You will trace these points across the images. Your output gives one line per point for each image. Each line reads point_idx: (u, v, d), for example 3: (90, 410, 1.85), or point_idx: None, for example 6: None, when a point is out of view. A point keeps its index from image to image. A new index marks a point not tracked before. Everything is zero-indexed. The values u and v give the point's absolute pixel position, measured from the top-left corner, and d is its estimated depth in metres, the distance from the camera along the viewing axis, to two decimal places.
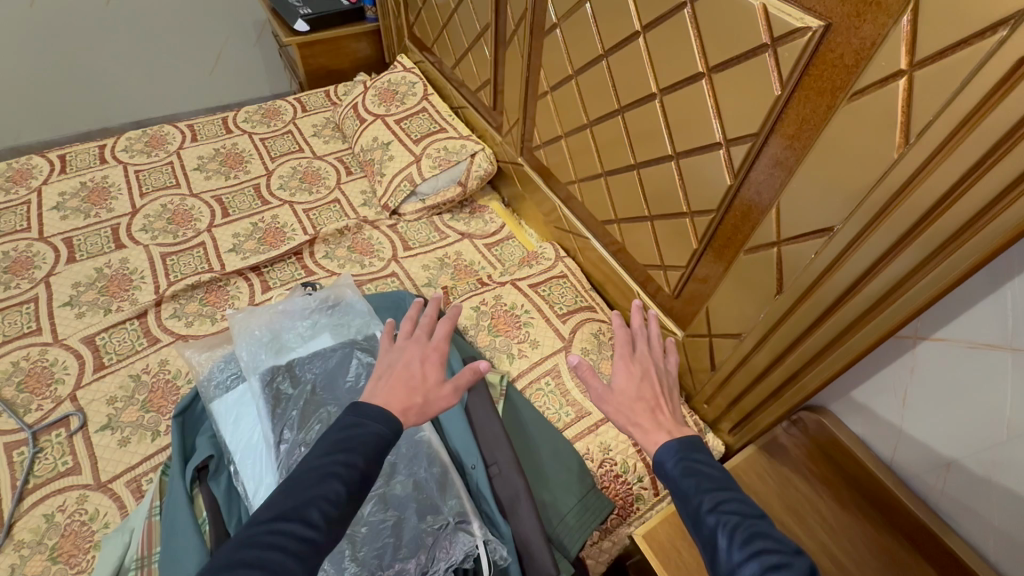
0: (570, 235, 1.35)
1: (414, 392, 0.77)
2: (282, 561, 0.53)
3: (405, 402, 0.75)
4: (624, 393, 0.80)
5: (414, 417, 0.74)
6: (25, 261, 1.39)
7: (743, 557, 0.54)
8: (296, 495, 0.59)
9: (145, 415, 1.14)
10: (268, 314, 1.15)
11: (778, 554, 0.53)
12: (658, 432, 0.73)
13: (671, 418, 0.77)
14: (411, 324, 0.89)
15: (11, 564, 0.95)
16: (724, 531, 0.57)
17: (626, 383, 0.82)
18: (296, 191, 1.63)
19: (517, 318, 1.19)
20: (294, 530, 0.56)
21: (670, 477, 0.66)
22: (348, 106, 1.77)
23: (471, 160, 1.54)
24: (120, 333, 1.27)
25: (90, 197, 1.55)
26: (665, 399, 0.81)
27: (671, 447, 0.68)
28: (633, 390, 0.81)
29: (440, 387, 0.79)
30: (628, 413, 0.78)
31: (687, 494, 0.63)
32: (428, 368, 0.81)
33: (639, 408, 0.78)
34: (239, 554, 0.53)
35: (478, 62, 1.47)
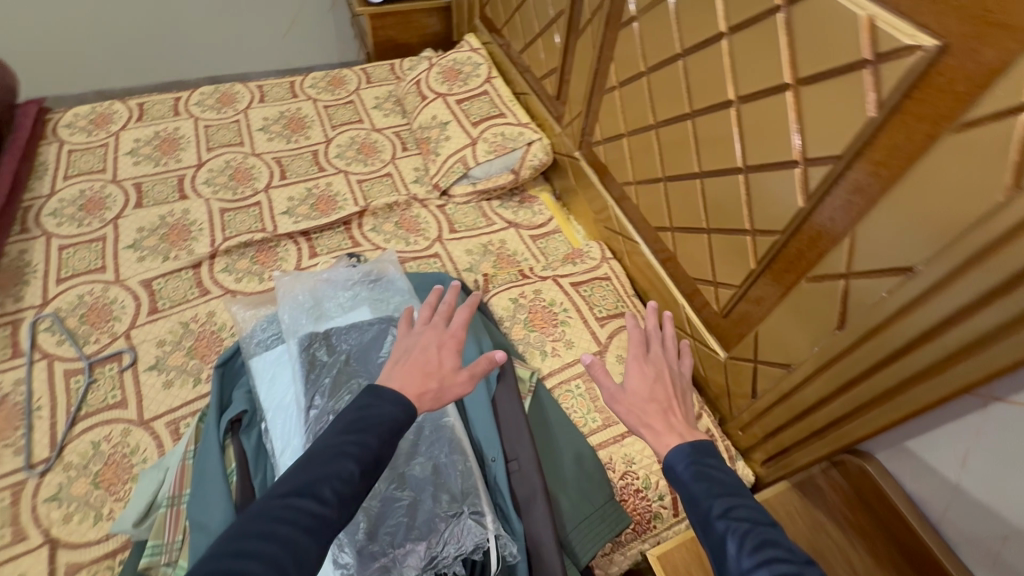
0: (620, 237, 1.31)
1: (428, 377, 0.79)
2: (293, 536, 0.55)
3: (422, 387, 0.77)
4: (636, 395, 0.84)
5: (429, 402, 0.77)
6: (98, 201, 1.47)
7: (753, 564, 0.56)
8: (310, 471, 0.60)
9: (190, 361, 1.19)
10: (313, 281, 1.17)
11: (788, 563, 0.55)
12: (669, 435, 0.77)
13: (682, 419, 0.81)
14: (430, 310, 0.91)
15: (60, 482, 1.02)
16: (734, 537, 0.59)
17: (639, 385, 0.86)
18: (352, 161, 1.65)
19: (555, 316, 1.18)
20: (307, 506, 0.57)
21: (679, 479, 0.69)
22: (411, 81, 1.77)
23: (527, 148, 1.53)
24: (176, 280, 1.33)
25: (161, 146, 1.62)
26: (677, 401, 0.84)
27: (682, 452, 0.71)
28: (646, 391, 0.84)
29: (457, 373, 0.81)
30: (640, 415, 0.81)
31: (696, 497, 0.65)
32: (446, 355, 0.82)
33: (651, 409, 0.82)
34: (253, 526, 0.55)
35: (547, 49, 1.44)
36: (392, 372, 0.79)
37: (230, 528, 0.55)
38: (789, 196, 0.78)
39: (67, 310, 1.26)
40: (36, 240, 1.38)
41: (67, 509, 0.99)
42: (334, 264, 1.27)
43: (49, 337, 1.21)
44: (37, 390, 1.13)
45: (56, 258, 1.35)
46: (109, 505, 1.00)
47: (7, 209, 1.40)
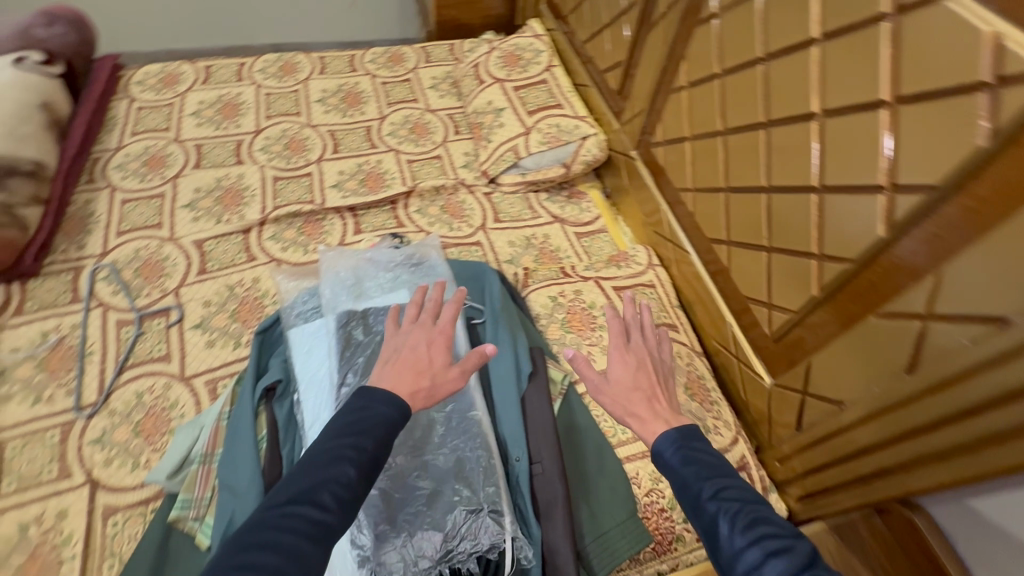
0: (669, 244, 1.26)
1: (420, 374, 0.77)
2: (297, 543, 0.57)
3: (415, 386, 0.76)
4: (620, 384, 0.81)
5: (422, 400, 0.76)
6: (160, 159, 1.52)
7: (745, 542, 0.58)
8: (307, 479, 0.62)
9: (232, 324, 1.23)
10: (355, 258, 1.18)
11: (778, 537, 0.57)
12: (656, 423, 0.76)
13: (668, 406, 0.79)
14: (415, 309, 0.88)
15: (104, 427, 1.07)
16: (726, 516, 0.60)
17: (623, 373, 0.83)
18: (403, 140, 1.65)
19: (593, 319, 1.16)
20: (307, 513, 0.59)
21: (667, 463, 0.70)
22: (469, 64, 1.75)
23: (581, 143, 1.49)
24: (226, 244, 1.36)
25: (223, 110, 1.66)
26: (660, 389, 0.82)
27: (670, 439, 0.71)
28: (630, 380, 0.82)
29: (448, 370, 0.79)
30: (625, 403, 0.79)
31: (685, 481, 0.67)
32: (437, 351, 0.81)
33: (636, 398, 0.79)
34: (256, 536, 0.57)
35: (614, 41, 1.38)
36: (383, 372, 0.78)
37: (230, 541, 0.57)
38: (869, 221, 0.72)
39: (123, 262, 1.31)
40: (101, 191, 1.44)
41: (109, 453, 1.04)
42: (378, 244, 1.28)
43: (106, 287, 1.26)
44: (91, 335, 1.19)
45: (118, 210, 1.40)
46: (147, 454, 1.05)
47: (77, 159, 1.47)
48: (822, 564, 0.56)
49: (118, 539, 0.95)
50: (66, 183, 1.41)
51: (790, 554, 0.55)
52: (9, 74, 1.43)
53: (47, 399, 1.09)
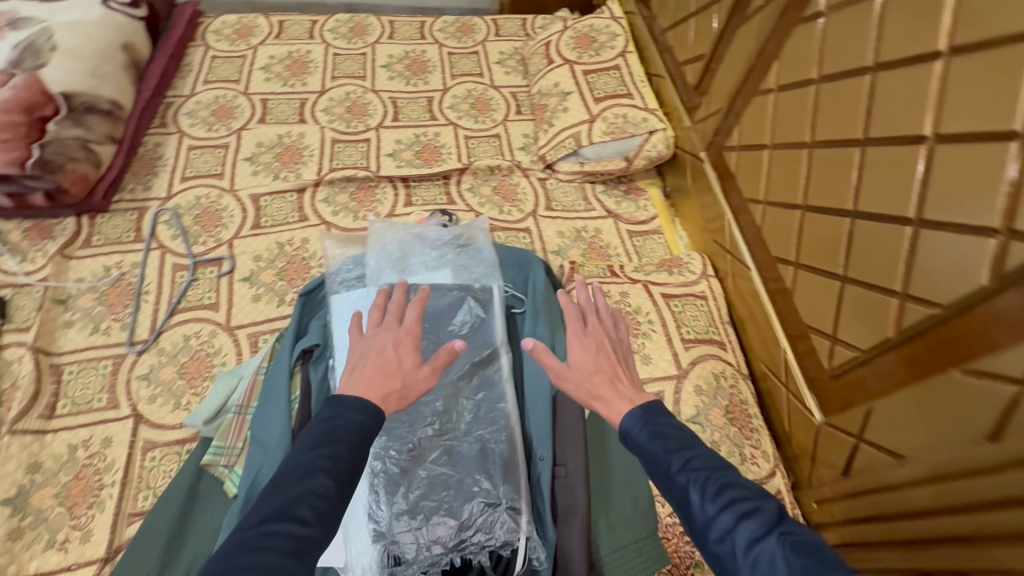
0: (729, 255, 1.19)
1: (389, 378, 0.78)
2: (281, 562, 0.56)
3: (388, 391, 0.76)
4: (580, 368, 0.78)
5: (394, 403, 0.76)
6: (228, 109, 1.55)
7: (717, 509, 0.60)
8: (283, 496, 0.61)
9: (279, 281, 1.25)
10: (402, 231, 1.16)
11: (747, 500, 0.60)
12: (619, 403, 0.75)
13: (632, 385, 0.78)
14: (379, 312, 0.88)
15: (151, 365, 1.12)
16: (696, 486, 0.62)
17: (583, 356, 0.79)
18: (464, 115, 1.62)
19: (637, 325, 1.10)
20: (288, 530, 0.58)
21: (633, 440, 0.70)
22: (540, 42, 1.68)
23: (647, 137, 1.42)
24: (281, 201, 1.39)
25: (292, 67, 1.67)
26: (621, 369, 0.80)
27: (635, 416, 0.71)
28: (590, 363, 0.79)
29: (415, 371, 0.80)
30: (588, 387, 0.76)
31: (651, 455, 0.68)
32: (405, 351, 0.81)
33: (598, 380, 0.77)
34: (235, 562, 0.55)
35: (698, 33, 1.29)
36: (353, 381, 0.77)
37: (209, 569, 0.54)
38: (971, 269, 0.65)
39: (184, 208, 1.35)
40: (170, 136, 1.48)
41: (154, 390, 1.09)
42: (427, 219, 1.26)
43: (166, 230, 1.31)
44: (148, 275, 1.24)
45: (185, 156, 1.45)
46: (187, 396, 1.09)
47: (152, 102, 1.51)
48: (788, 516, 0.59)
49: (153, 473, 1.00)
50: (139, 124, 1.46)
51: (758, 513, 0.58)
52: (97, 12, 1.47)
53: (103, 331, 1.15)
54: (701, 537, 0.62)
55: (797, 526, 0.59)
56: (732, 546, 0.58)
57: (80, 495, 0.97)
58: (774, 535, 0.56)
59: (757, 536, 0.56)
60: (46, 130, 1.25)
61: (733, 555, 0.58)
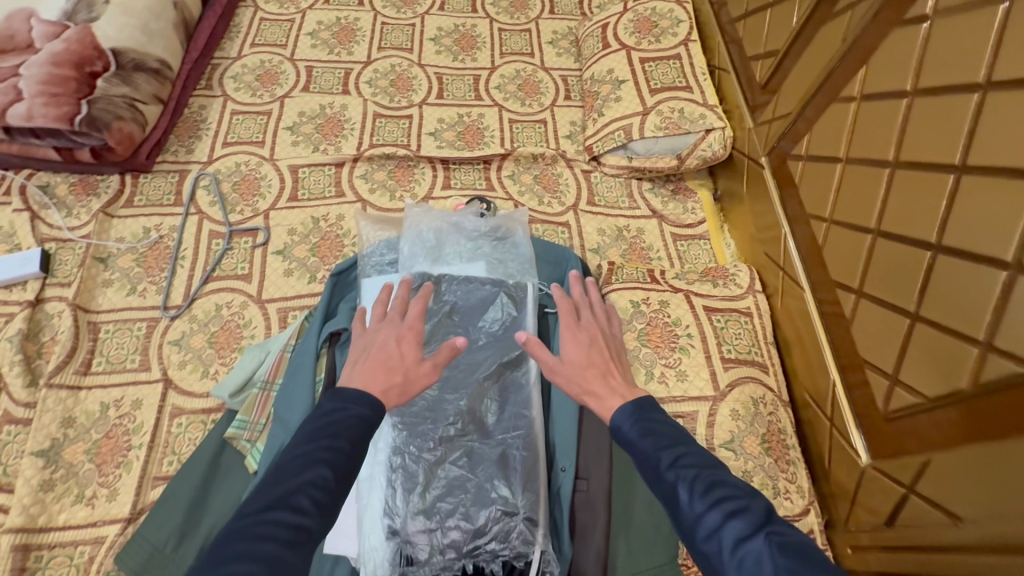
0: (781, 271, 1.12)
1: (389, 372, 0.78)
2: (277, 552, 0.56)
3: (389, 384, 0.77)
4: (573, 364, 0.82)
5: (395, 397, 0.77)
6: (273, 75, 1.53)
7: (705, 506, 0.62)
8: (282, 486, 0.61)
9: (311, 258, 1.24)
10: (438, 217, 1.12)
11: (735, 499, 0.62)
12: (611, 398, 0.78)
13: (623, 381, 0.81)
14: (382, 308, 0.89)
15: (183, 331, 1.13)
16: (685, 484, 0.64)
17: (575, 350, 0.84)
18: (511, 96, 1.55)
19: (675, 337, 1.05)
20: (286, 520, 0.58)
21: (624, 435, 0.72)
22: (597, 23, 1.59)
23: (703, 135, 1.33)
24: (319, 174, 1.36)
25: (339, 34, 1.63)
26: (612, 365, 0.84)
27: (626, 412, 0.74)
28: (584, 358, 0.83)
29: (416, 367, 0.81)
30: (581, 381, 0.80)
31: (640, 451, 0.70)
32: (405, 347, 0.82)
33: (590, 374, 0.81)
34: (233, 549, 0.55)
35: (773, 26, 1.19)
36: (354, 376, 0.78)
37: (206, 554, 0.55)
38: None
39: (224, 174, 1.34)
40: (215, 99, 1.47)
41: (184, 356, 1.10)
42: (465, 207, 1.21)
43: (205, 195, 1.31)
44: (185, 240, 1.24)
45: (227, 121, 1.43)
46: (216, 365, 1.10)
47: (199, 62, 1.50)
48: (774, 516, 0.61)
49: (179, 439, 1.02)
50: (185, 85, 1.45)
51: (746, 513, 0.60)
52: None
53: (140, 293, 1.16)
54: (688, 534, 0.63)
55: (786, 528, 0.60)
56: (720, 544, 0.60)
57: (109, 454, 0.99)
58: (762, 534, 0.58)
59: (745, 535, 0.58)
60: (95, 86, 1.25)
61: (720, 554, 0.60)
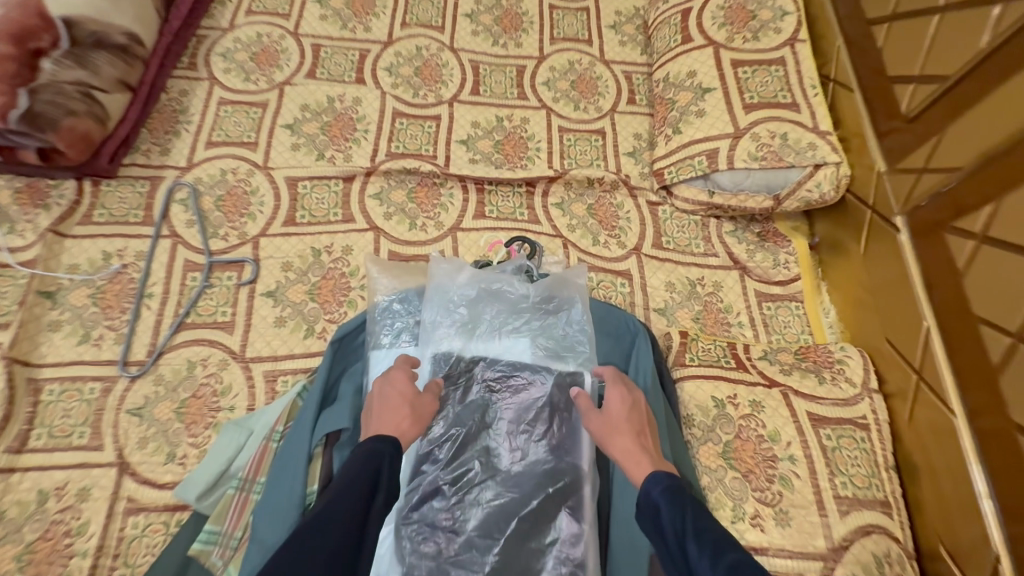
0: (912, 372, 0.86)
1: (395, 410, 0.70)
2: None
3: (399, 421, 0.69)
4: (611, 414, 0.73)
5: (409, 431, 0.69)
6: (271, 54, 1.24)
7: None
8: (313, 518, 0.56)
9: (309, 303, 1.00)
10: (470, 274, 0.85)
11: None
12: (644, 460, 0.68)
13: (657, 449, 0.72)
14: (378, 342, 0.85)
15: (146, 396, 0.91)
16: (705, 562, 0.55)
17: (615, 401, 0.75)
18: (562, 96, 1.26)
19: (771, 458, 0.81)
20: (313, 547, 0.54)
21: (654, 507, 0.62)
22: (675, 6, 1.26)
23: (810, 171, 1.04)
24: (323, 189, 1.10)
25: (355, 4, 1.32)
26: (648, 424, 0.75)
27: (658, 479, 0.64)
28: (621, 413, 0.74)
29: (420, 397, 0.73)
30: (613, 440, 0.71)
31: (666, 527, 0.60)
32: (398, 380, 0.74)
33: (627, 433, 0.71)
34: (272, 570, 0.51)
35: (946, 33, 0.84)
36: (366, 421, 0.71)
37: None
38: None
39: (206, 185, 1.09)
40: (200, 82, 1.19)
41: (146, 431, 0.88)
42: (503, 263, 0.93)
43: (181, 212, 1.06)
44: (154, 272, 1.00)
45: (213, 113, 1.16)
46: (185, 446, 0.88)
47: (181, 34, 1.22)
48: None
49: (134, 546, 0.81)
50: (163, 64, 1.17)
51: None
52: None
53: (95, 341, 0.93)
54: None
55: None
56: None
57: (45, 563, 0.79)
58: None
59: None
60: (40, 68, 0.99)
61: None
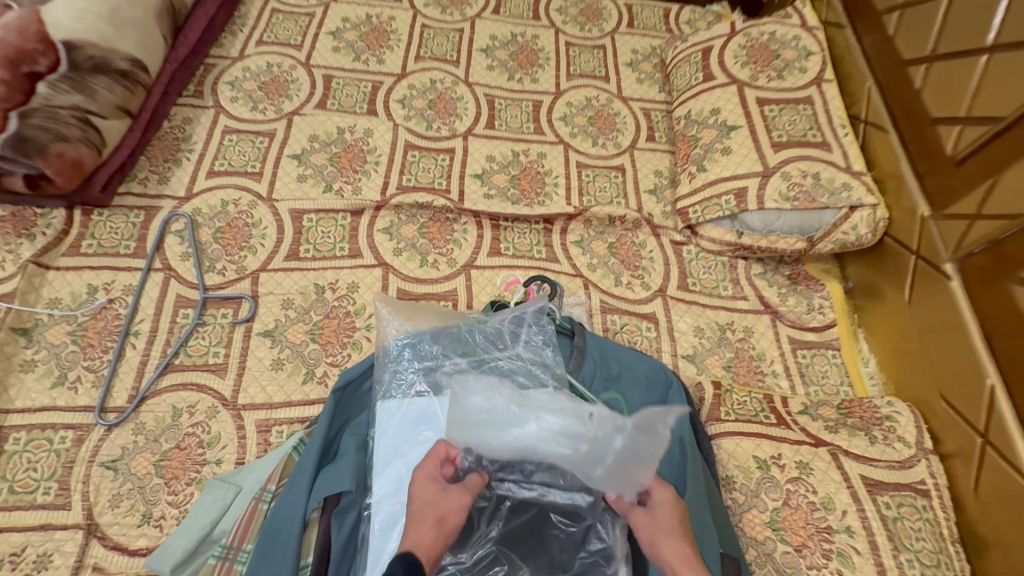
0: (976, 436, 0.78)
1: (417, 523, 0.64)
2: None
3: (421, 539, 0.62)
4: (662, 523, 0.66)
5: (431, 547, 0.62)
6: (281, 84, 1.20)
7: None
8: None
9: (310, 344, 0.92)
10: (513, 397, 0.66)
11: None
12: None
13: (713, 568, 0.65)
14: (394, 383, 0.78)
15: (123, 446, 0.81)
16: None
17: (664, 502, 0.68)
18: (580, 132, 1.22)
19: (826, 531, 0.72)
20: None
21: None
22: (695, 45, 1.24)
23: (846, 213, 0.99)
24: (329, 223, 1.04)
25: (368, 36, 1.29)
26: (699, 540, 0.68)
27: None
28: (673, 521, 0.67)
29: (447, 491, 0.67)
30: (665, 551, 0.64)
31: None
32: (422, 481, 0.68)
33: (678, 542, 0.65)
34: None
35: (999, 76, 0.81)
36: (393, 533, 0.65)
37: None
38: None
39: (206, 216, 1.02)
40: (205, 111, 1.14)
41: (119, 488, 0.78)
42: (525, 304, 0.87)
43: (177, 244, 0.99)
44: (143, 308, 0.92)
45: (217, 142, 1.11)
46: (162, 506, 0.78)
47: (188, 62, 1.18)
48: None
49: None
50: (166, 92, 1.13)
51: None
52: None
53: (71, 384, 0.85)
54: None
55: None
56: None
57: None
58: None
59: None
60: (36, 92, 0.94)
61: None
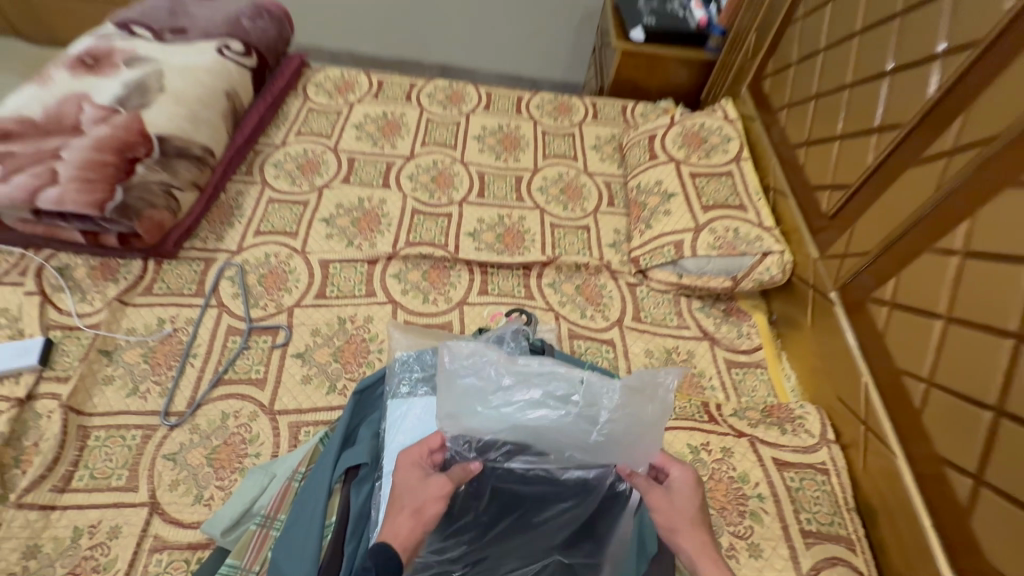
0: (860, 423, 0.98)
1: (398, 514, 0.73)
2: None
3: (399, 528, 0.71)
4: (681, 510, 0.77)
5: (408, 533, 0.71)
6: (314, 164, 1.51)
7: None
8: None
9: (333, 363, 1.14)
10: (504, 362, 0.75)
11: None
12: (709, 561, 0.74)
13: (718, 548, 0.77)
14: (400, 386, 1.00)
15: (181, 442, 1.01)
16: None
17: (683, 489, 0.79)
18: (553, 200, 1.51)
19: (743, 498, 0.92)
20: None
21: None
22: (643, 133, 1.57)
23: (760, 258, 1.25)
24: (350, 270, 1.30)
25: (384, 128, 1.63)
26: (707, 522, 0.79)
27: None
28: (691, 507, 0.77)
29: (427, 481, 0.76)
30: (680, 531, 0.76)
31: None
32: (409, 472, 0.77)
33: (688, 526, 0.76)
34: None
35: (844, 156, 1.11)
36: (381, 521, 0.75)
37: None
38: None
39: (253, 265, 1.28)
40: (254, 185, 1.44)
41: (178, 475, 0.97)
42: (503, 328, 1.10)
43: (229, 286, 1.24)
44: (201, 336, 1.15)
45: (262, 209, 1.39)
46: (212, 488, 0.96)
47: (242, 149, 1.50)
48: None
49: None
50: (224, 171, 1.43)
51: None
52: (209, 58, 1.49)
53: (141, 394, 1.06)
54: None
55: None
56: None
57: None
58: None
59: None
60: (133, 172, 1.23)
61: None
